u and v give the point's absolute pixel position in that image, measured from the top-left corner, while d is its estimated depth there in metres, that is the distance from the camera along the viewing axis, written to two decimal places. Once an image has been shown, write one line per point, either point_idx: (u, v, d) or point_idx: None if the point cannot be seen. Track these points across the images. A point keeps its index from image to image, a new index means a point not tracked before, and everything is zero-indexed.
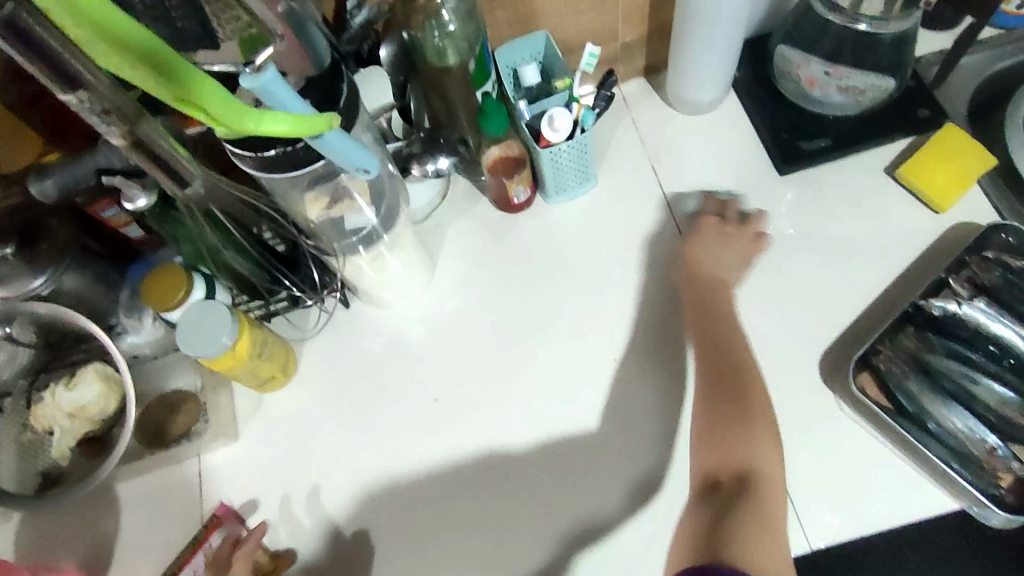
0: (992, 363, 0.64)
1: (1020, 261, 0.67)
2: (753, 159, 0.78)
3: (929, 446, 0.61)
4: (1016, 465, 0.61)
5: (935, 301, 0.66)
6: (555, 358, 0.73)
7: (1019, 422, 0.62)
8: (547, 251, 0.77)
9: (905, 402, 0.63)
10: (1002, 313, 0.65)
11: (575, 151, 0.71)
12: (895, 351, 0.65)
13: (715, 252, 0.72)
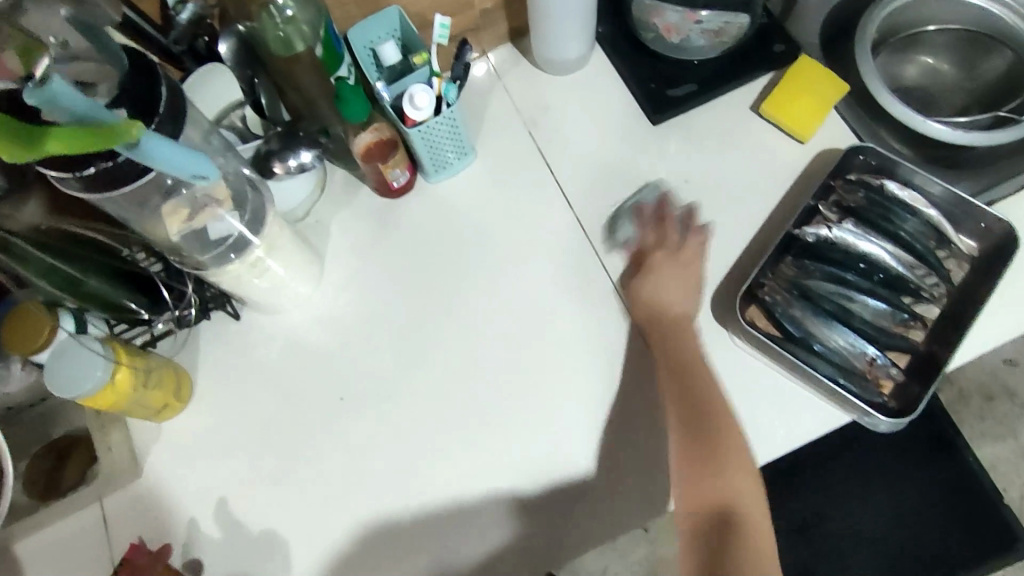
0: (866, 280, 0.67)
1: (880, 179, 0.70)
2: (627, 113, 0.78)
3: (816, 367, 0.65)
4: (895, 371, 0.65)
5: (808, 229, 0.68)
6: (458, 339, 0.72)
7: (893, 331, 0.66)
8: (437, 232, 0.76)
9: (792, 329, 0.66)
10: (868, 232, 0.69)
11: (446, 126, 0.70)
12: (778, 282, 0.68)
13: (657, 285, 0.69)
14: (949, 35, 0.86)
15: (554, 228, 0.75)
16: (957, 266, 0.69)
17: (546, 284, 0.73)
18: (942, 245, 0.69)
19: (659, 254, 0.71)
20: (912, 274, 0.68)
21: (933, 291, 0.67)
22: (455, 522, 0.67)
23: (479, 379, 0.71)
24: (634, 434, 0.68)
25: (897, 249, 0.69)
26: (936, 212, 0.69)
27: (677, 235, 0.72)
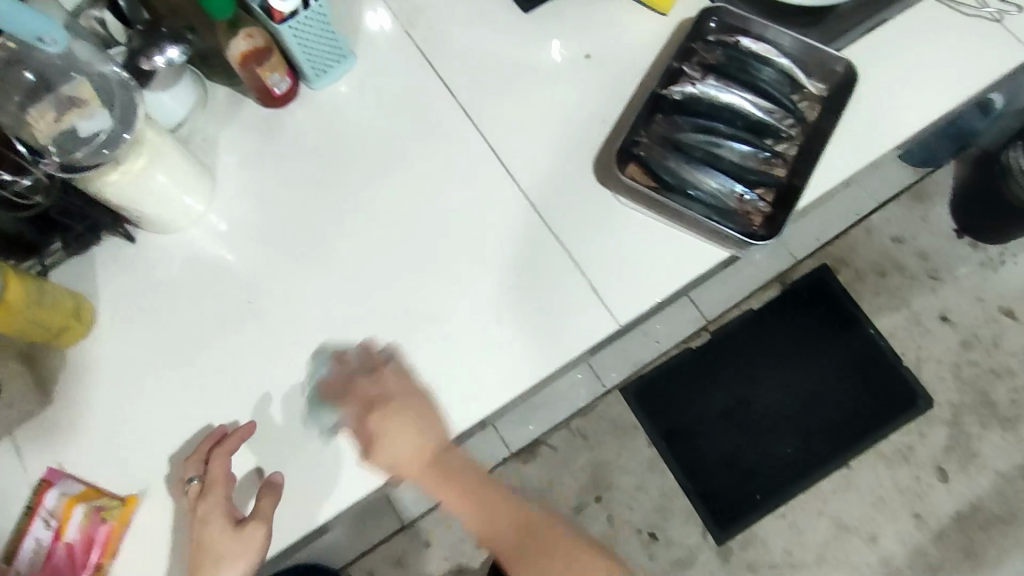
0: (730, 126, 0.73)
1: (735, 37, 0.76)
2: (498, 3, 0.81)
3: (691, 207, 0.70)
4: (762, 205, 0.71)
5: (673, 88, 0.73)
6: (359, 235, 0.75)
7: (758, 169, 0.72)
8: (325, 137, 0.78)
9: (667, 177, 0.71)
10: (729, 85, 0.74)
11: (318, 26, 0.71)
12: (651, 138, 0.72)
13: (377, 450, 0.66)
14: None
15: (439, 120, 0.78)
16: (812, 106, 0.75)
17: (437, 173, 0.76)
18: (797, 89, 0.75)
19: (376, 417, 0.66)
20: (771, 118, 0.73)
21: (790, 131, 0.73)
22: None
23: (381, 269, 0.73)
24: (533, 294, 0.71)
25: (756, 97, 0.74)
26: (786, 59, 0.75)
27: (392, 381, 0.68)
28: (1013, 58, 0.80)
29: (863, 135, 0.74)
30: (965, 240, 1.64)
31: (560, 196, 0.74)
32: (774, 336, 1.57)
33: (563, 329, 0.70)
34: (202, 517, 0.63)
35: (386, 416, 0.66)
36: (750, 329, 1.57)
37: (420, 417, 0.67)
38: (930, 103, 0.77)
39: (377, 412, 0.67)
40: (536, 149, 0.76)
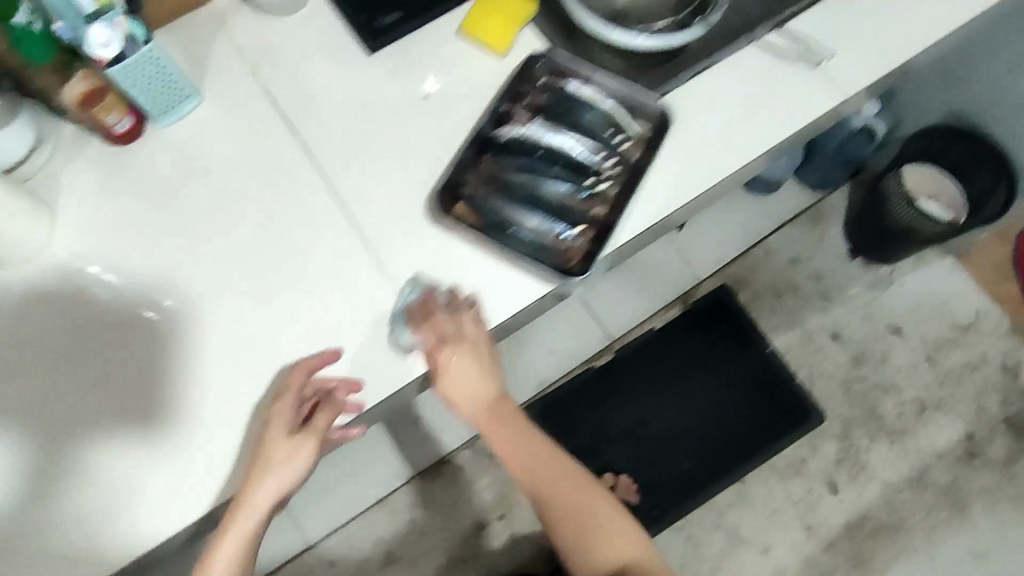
0: (553, 167, 0.77)
1: (563, 81, 0.80)
2: (344, 45, 0.85)
3: (509, 244, 0.73)
4: (579, 241, 0.74)
5: (501, 130, 0.78)
6: (198, 269, 0.77)
7: (577, 207, 0.76)
8: (170, 173, 0.80)
9: (489, 215, 0.74)
10: (555, 126, 0.79)
11: (152, 67, 0.74)
12: (477, 177, 0.76)
13: (444, 386, 0.78)
14: None
15: (283, 157, 0.81)
16: (635, 144, 0.79)
17: (277, 208, 0.79)
18: (620, 130, 0.79)
19: (447, 352, 0.73)
20: (593, 159, 0.78)
21: (611, 171, 0.78)
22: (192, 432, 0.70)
23: (216, 302, 0.75)
24: (361, 326, 0.74)
25: (581, 138, 0.79)
26: (609, 102, 0.80)
27: (472, 327, 0.73)
28: (831, 99, 0.85)
29: (680, 174, 0.80)
30: (858, 260, 1.71)
31: (393, 230, 0.77)
32: (674, 353, 1.61)
33: (386, 361, 0.73)
34: (264, 445, 0.69)
35: (455, 355, 0.74)
36: (649, 349, 1.61)
37: (468, 359, 0.76)
38: (749, 144, 0.82)
39: (451, 348, 0.73)
40: (374, 185, 0.79)
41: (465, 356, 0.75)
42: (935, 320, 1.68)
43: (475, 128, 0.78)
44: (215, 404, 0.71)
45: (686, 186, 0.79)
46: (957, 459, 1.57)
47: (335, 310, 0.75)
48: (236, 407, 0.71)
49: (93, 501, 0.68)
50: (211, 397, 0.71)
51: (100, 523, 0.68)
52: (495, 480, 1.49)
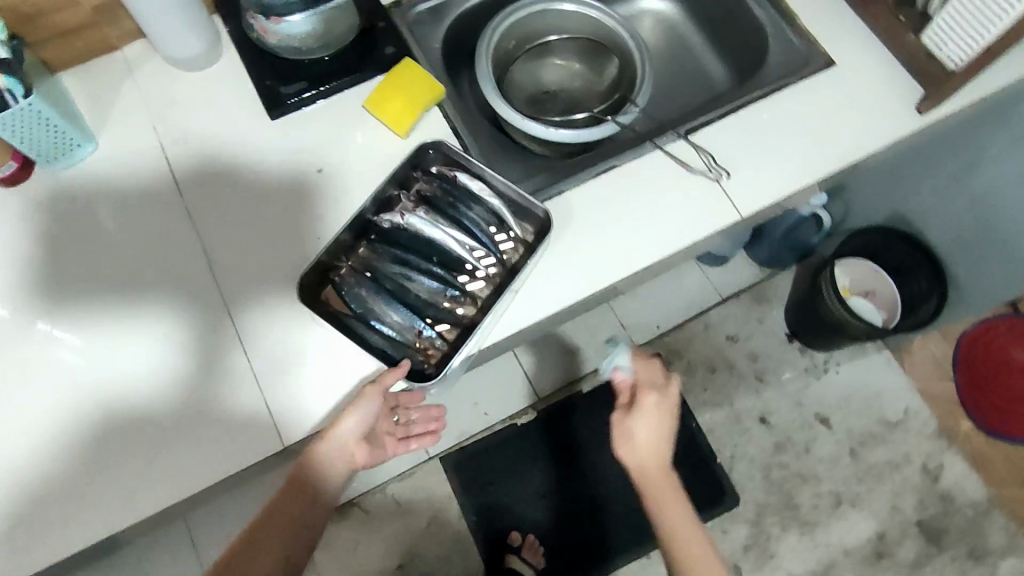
0: (427, 261, 0.81)
1: (454, 170, 0.80)
2: (248, 108, 0.86)
3: (367, 337, 0.74)
4: (439, 341, 0.77)
5: (383, 216, 0.78)
6: (62, 318, 0.77)
7: (443, 305, 0.79)
8: (54, 221, 0.81)
9: (352, 303, 0.76)
10: (437, 219, 0.81)
11: (36, 121, 0.74)
12: (349, 264, 0.77)
13: (627, 432, 0.79)
14: (573, 43, 1.05)
15: (169, 218, 0.82)
16: (514, 247, 0.80)
17: (153, 268, 0.80)
18: (503, 229, 0.80)
19: (652, 397, 0.80)
20: (469, 256, 0.81)
21: (486, 269, 0.80)
22: (24, 491, 0.71)
23: (68, 360, 0.76)
24: (213, 401, 0.75)
25: (462, 235, 0.81)
26: (496, 200, 0.79)
27: (648, 396, 0.80)
28: (723, 218, 0.86)
29: (555, 281, 0.79)
30: (795, 343, 1.72)
31: (262, 306, 0.79)
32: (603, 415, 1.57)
33: (227, 442, 0.74)
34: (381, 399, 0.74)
35: (628, 416, 0.80)
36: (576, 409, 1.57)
37: (659, 424, 0.80)
38: (634, 259, 0.82)
39: (641, 394, 0.80)
40: (252, 256, 0.80)
41: (666, 409, 0.81)
42: (864, 414, 1.68)
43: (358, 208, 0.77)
44: (52, 464, 0.72)
45: (560, 295, 0.79)
46: (865, 557, 1.57)
47: (190, 380, 0.76)
48: (76, 468, 0.72)
49: (279, 350, 0.77)
50: (53, 452, 0.73)
51: None
52: (401, 529, 1.48)
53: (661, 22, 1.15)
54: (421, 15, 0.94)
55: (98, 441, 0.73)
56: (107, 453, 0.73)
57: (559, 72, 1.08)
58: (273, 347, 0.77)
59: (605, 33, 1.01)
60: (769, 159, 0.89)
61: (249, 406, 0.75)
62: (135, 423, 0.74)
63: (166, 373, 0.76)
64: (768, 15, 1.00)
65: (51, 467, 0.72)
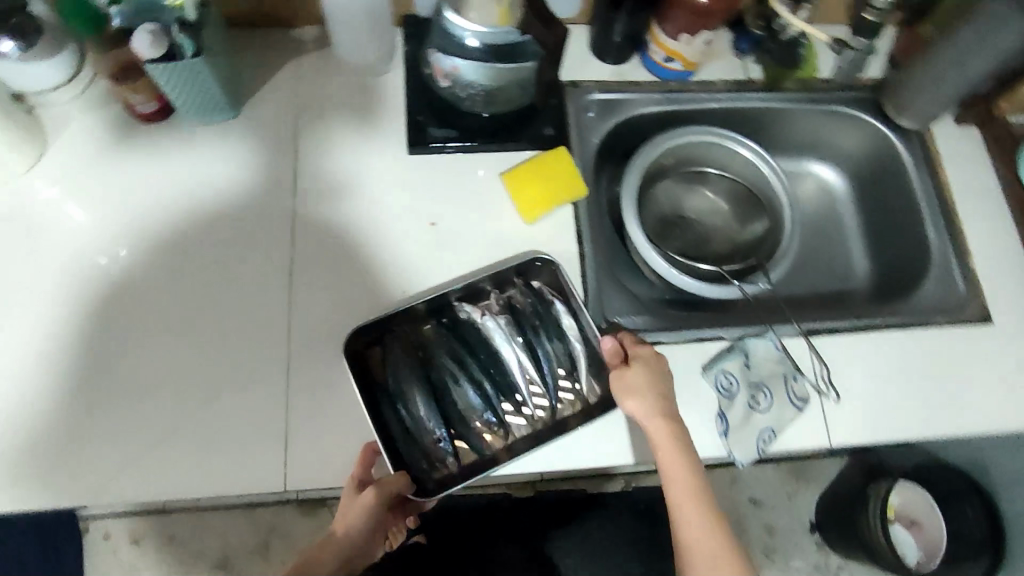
0: (481, 373, 0.78)
1: (553, 297, 0.79)
2: (391, 133, 0.85)
3: (387, 416, 0.72)
4: (450, 459, 0.74)
5: (464, 306, 0.78)
6: (132, 270, 0.77)
7: (473, 424, 0.76)
8: (167, 171, 0.81)
9: (391, 375, 0.74)
10: (512, 336, 0.79)
11: (190, 79, 0.74)
12: (408, 335, 0.77)
13: (628, 384, 0.72)
14: (728, 182, 1.02)
15: (269, 212, 0.81)
16: (570, 401, 0.78)
17: (235, 253, 0.79)
18: (570, 377, 0.79)
19: (646, 351, 0.74)
20: (523, 388, 0.78)
21: (532, 408, 0.78)
22: (29, 421, 0.71)
23: (126, 314, 0.75)
24: (235, 412, 0.73)
25: (529, 363, 0.79)
26: (579, 347, 0.78)
27: (644, 350, 0.74)
28: (810, 442, 0.78)
29: (599, 448, 0.74)
30: (815, 536, 1.61)
31: (319, 335, 0.76)
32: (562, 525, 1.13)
33: (234, 462, 0.71)
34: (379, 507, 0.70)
35: (630, 370, 0.72)
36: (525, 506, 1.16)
37: (658, 376, 0.73)
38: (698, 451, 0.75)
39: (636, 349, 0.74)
40: (331, 281, 0.78)
41: (661, 372, 0.73)
42: None
43: (445, 288, 0.78)
44: (67, 407, 0.72)
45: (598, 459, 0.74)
46: None
47: (222, 381, 0.74)
48: (82, 422, 0.71)
49: (337, 172, 0.82)
50: (69, 394, 0.72)
51: None
52: None
53: (827, 192, 1.08)
54: (592, 103, 0.91)
55: (114, 404, 0.72)
56: (117, 419, 0.72)
57: (704, 204, 1.03)
58: (339, 175, 0.82)
59: (766, 189, 0.98)
60: (881, 395, 0.81)
61: (295, 416, 0.73)
62: (155, 401, 0.72)
63: (238, 176, 0.82)
64: (940, 239, 0.92)
65: (61, 406, 0.72)
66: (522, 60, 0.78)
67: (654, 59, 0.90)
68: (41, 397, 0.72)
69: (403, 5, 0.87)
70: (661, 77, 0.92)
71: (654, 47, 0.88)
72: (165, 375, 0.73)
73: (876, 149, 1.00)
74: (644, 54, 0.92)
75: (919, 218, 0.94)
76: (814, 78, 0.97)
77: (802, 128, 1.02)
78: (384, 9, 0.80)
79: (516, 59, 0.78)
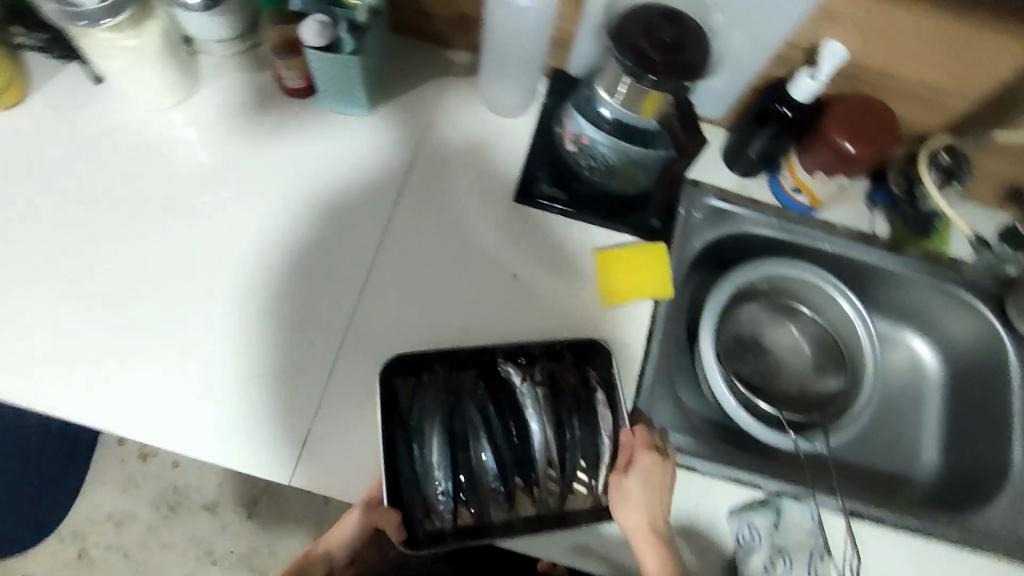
0: (503, 439, 0.75)
1: (598, 388, 0.76)
2: (504, 177, 0.86)
3: (400, 459, 0.70)
4: (446, 516, 0.70)
5: (508, 366, 0.76)
6: (226, 227, 0.80)
7: (482, 488, 0.72)
8: (290, 146, 0.84)
9: (414, 414, 0.73)
10: (544, 411, 0.76)
11: (340, 70, 0.77)
12: (444, 377, 0.75)
13: (624, 492, 0.70)
14: (818, 327, 0.99)
15: (367, 213, 0.83)
16: (583, 494, 0.74)
17: (323, 242, 0.81)
18: (589, 473, 0.75)
19: (649, 457, 0.71)
20: (540, 468, 0.74)
21: (544, 492, 0.73)
22: (92, 332, 0.75)
23: (208, 264, 0.78)
24: (268, 393, 0.74)
25: (553, 444, 0.75)
26: (607, 440, 0.75)
27: (646, 460, 0.71)
28: None
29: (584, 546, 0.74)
30: None
31: (372, 345, 0.78)
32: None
33: (252, 439, 0.73)
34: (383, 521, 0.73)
35: (627, 476, 0.71)
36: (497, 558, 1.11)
37: (656, 491, 0.70)
38: None
39: (638, 453, 0.72)
40: (400, 299, 0.80)
41: (661, 482, 0.70)
42: None
43: (496, 343, 0.77)
44: (128, 330, 0.75)
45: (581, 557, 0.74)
46: None
47: (268, 359, 0.76)
48: (132, 354, 0.74)
49: (450, 188, 0.85)
50: (130, 324, 0.76)
51: None
52: None
53: (917, 368, 1.01)
54: (704, 207, 0.89)
55: (165, 348, 0.75)
56: (162, 362, 0.74)
57: (786, 339, 0.99)
58: (444, 194, 0.85)
59: (853, 347, 0.95)
60: None
61: (322, 415, 0.74)
62: (201, 357, 0.75)
63: (357, 164, 0.85)
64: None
65: (120, 333, 0.75)
66: (650, 146, 0.78)
67: (782, 183, 0.88)
68: (111, 313, 0.76)
69: (558, 61, 0.88)
70: (783, 203, 0.90)
71: (787, 172, 0.86)
72: (219, 335, 0.76)
73: (984, 346, 0.93)
74: (773, 176, 0.89)
75: (1009, 434, 0.87)
76: (942, 252, 0.92)
77: (913, 299, 0.97)
78: (538, 62, 0.81)
79: (645, 142, 0.78)
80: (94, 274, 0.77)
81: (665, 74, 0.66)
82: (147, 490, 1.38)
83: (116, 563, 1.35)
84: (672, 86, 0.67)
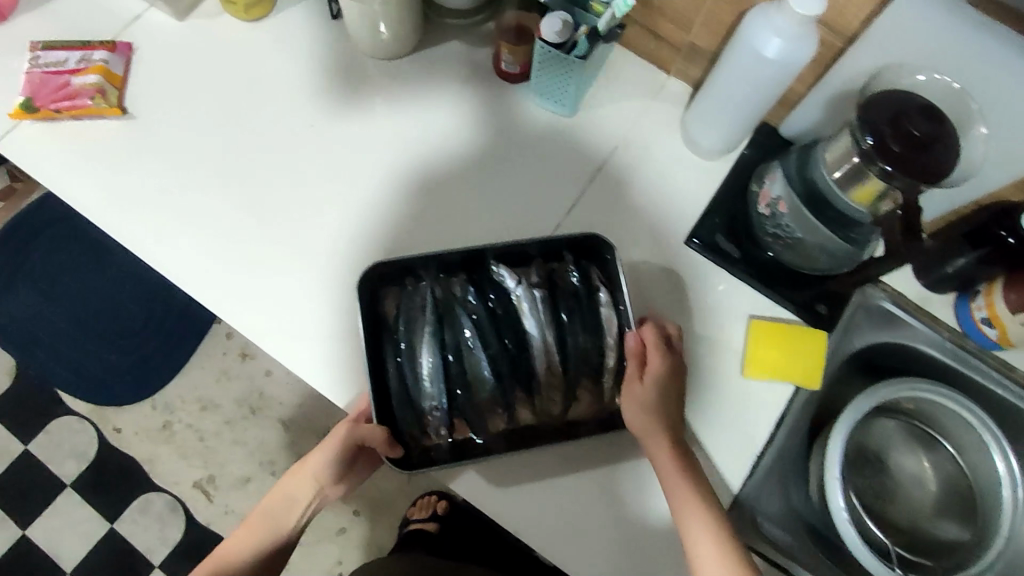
0: (500, 349, 0.70)
1: (602, 287, 0.73)
2: (679, 214, 0.84)
3: (388, 370, 0.71)
4: (444, 430, 0.72)
5: (501, 270, 0.73)
6: (405, 187, 0.84)
7: (475, 395, 0.71)
8: (486, 126, 0.86)
9: (401, 323, 0.71)
10: (541, 310, 0.71)
11: (560, 71, 0.77)
12: (433, 293, 0.72)
13: (634, 395, 0.72)
14: (954, 469, 0.91)
15: (536, 209, 0.84)
16: (586, 402, 0.75)
17: (489, 227, 0.83)
18: (594, 384, 0.74)
19: (660, 363, 0.73)
20: (540, 375, 0.71)
21: (544, 403, 0.73)
22: (264, 246, 0.81)
23: (380, 217, 0.83)
24: None
25: (552, 345, 0.71)
26: (614, 357, 0.73)
27: (657, 357, 0.72)
28: None
29: None
30: None
31: None
32: None
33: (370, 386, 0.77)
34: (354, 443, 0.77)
35: (640, 381, 0.72)
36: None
37: (666, 387, 0.73)
38: None
39: (647, 354, 0.73)
40: None
41: (671, 383, 0.73)
42: None
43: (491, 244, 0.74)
44: (296, 256, 0.81)
45: None
46: None
47: None
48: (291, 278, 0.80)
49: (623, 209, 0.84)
50: (297, 249, 0.81)
51: (171, 210, 0.82)
52: None
53: None
54: (875, 307, 0.85)
55: (320, 281, 0.80)
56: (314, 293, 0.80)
57: (913, 468, 0.92)
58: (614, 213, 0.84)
59: (990, 502, 0.86)
60: None
61: None
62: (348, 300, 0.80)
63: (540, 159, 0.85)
64: None
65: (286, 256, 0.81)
66: (844, 234, 0.75)
67: (970, 308, 0.81)
68: (284, 234, 0.82)
69: (773, 116, 0.84)
70: (964, 330, 0.83)
71: (980, 301, 0.79)
72: None
73: None
74: (961, 298, 0.82)
75: None
76: None
77: None
78: (756, 116, 0.78)
79: (843, 229, 0.74)
80: (279, 194, 0.83)
81: (901, 167, 0.61)
82: (236, 388, 1.47)
83: (192, 443, 1.45)
84: (904, 183, 0.62)
